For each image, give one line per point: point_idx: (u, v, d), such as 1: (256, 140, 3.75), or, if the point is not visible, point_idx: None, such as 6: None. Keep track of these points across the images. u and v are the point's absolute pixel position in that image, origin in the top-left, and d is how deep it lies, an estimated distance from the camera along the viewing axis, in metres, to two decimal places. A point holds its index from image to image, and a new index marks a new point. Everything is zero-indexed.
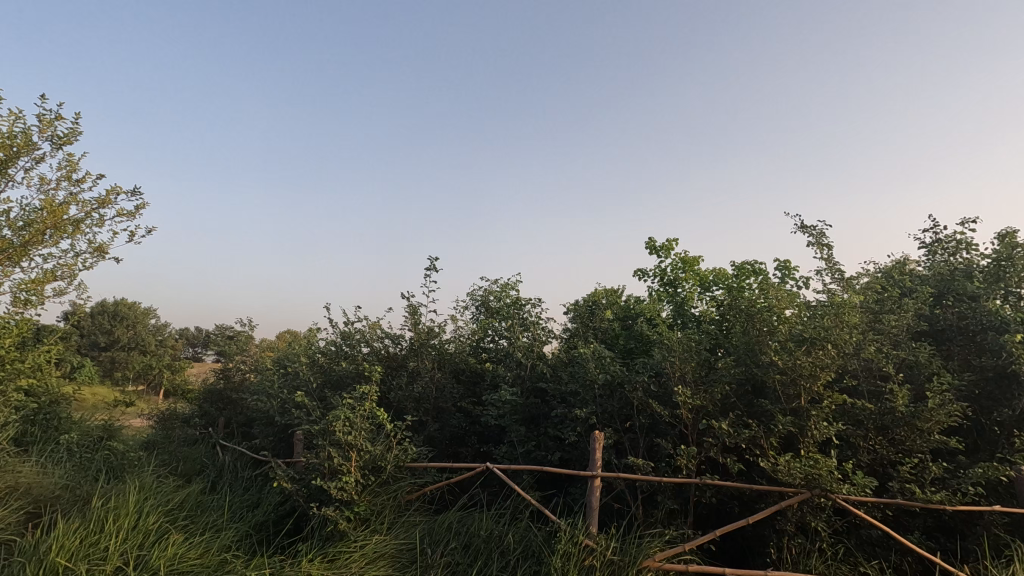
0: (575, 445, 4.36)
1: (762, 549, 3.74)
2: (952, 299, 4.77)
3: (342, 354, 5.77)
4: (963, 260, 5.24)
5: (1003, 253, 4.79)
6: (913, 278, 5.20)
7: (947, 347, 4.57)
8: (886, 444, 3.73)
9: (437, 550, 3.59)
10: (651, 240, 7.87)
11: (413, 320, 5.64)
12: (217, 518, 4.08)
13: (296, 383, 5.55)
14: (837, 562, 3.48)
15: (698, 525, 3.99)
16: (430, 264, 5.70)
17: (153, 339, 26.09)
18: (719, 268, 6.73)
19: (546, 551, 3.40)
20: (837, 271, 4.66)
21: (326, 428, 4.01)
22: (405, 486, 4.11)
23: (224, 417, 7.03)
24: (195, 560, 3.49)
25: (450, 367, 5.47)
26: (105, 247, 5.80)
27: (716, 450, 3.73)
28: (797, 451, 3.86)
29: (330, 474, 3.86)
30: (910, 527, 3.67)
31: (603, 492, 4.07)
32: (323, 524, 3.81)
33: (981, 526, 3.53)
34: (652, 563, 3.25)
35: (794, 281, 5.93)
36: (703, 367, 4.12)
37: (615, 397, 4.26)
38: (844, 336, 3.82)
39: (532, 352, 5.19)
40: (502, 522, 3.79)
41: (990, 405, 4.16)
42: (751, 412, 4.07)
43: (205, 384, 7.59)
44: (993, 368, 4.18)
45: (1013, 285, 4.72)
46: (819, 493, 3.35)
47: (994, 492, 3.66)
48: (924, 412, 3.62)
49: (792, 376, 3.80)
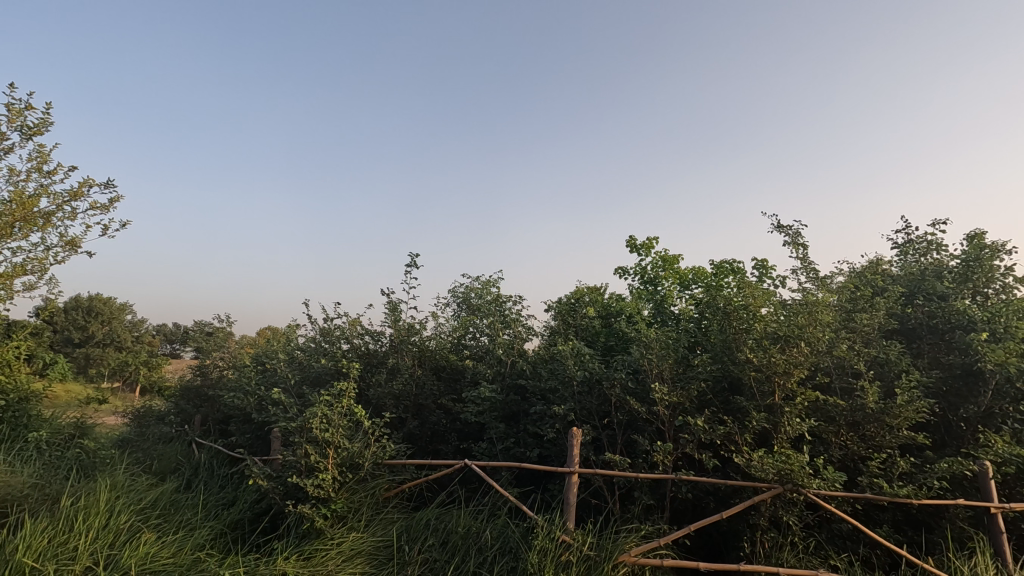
0: (554, 441, 4.37)
1: (736, 544, 3.80)
2: (923, 298, 4.90)
3: (322, 351, 5.72)
4: (934, 260, 5.39)
5: (972, 254, 4.92)
6: (886, 278, 5.31)
7: (917, 345, 4.69)
8: (857, 440, 3.82)
9: (415, 547, 3.59)
10: (631, 239, 7.96)
11: (394, 317, 5.61)
12: (191, 517, 4.02)
13: (273, 380, 5.49)
14: (808, 555, 3.55)
15: (674, 521, 4.05)
16: (411, 260, 5.66)
17: (130, 335, 25.57)
18: (698, 266, 6.81)
19: (523, 547, 3.41)
20: (813, 271, 4.73)
21: (303, 425, 3.96)
22: (384, 483, 4.09)
23: (201, 415, 6.92)
24: (168, 560, 3.44)
25: (430, 364, 5.45)
26: (78, 241, 5.67)
27: (692, 446, 3.78)
28: (771, 446, 3.93)
29: (307, 472, 3.82)
30: (879, 521, 3.76)
31: (581, 487, 4.09)
32: (299, 522, 3.77)
33: (947, 519, 3.63)
34: (627, 558, 3.29)
35: (771, 280, 6.03)
36: (681, 364, 4.17)
37: (594, 394, 4.28)
38: (818, 334, 3.89)
39: (512, 349, 5.20)
40: (480, 519, 3.80)
41: (957, 401, 4.27)
42: (727, 409, 4.13)
43: (182, 381, 7.47)
44: (960, 366, 4.29)
45: (981, 285, 4.86)
46: (791, 488, 3.41)
47: (959, 486, 3.77)
48: (893, 408, 3.71)
49: (767, 372, 3.87)
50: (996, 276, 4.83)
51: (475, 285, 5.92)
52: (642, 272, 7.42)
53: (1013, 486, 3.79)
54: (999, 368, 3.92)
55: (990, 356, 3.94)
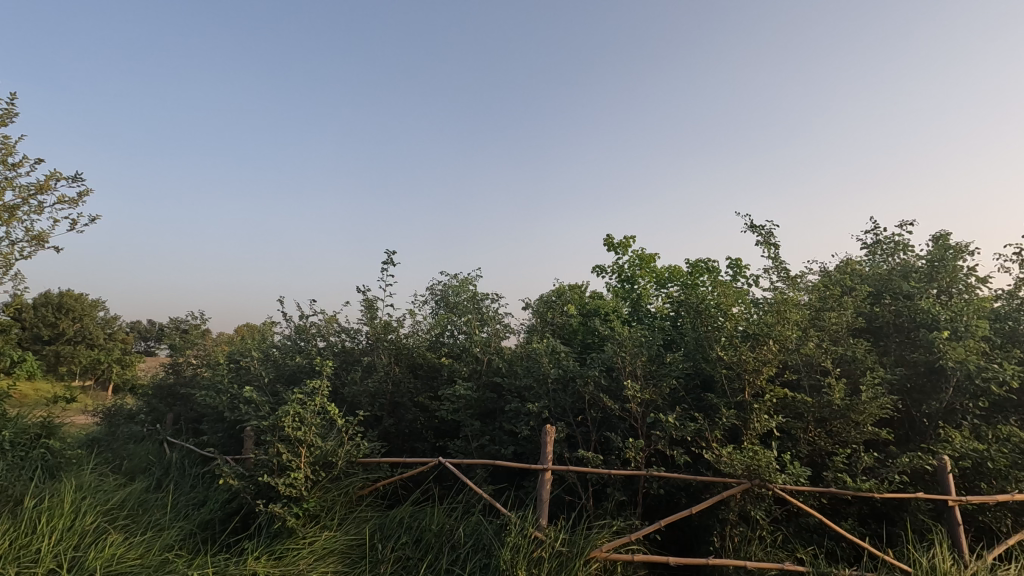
0: (529, 438, 4.40)
1: (705, 538, 3.87)
2: (889, 297, 5.02)
3: (297, 349, 5.77)
4: (901, 260, 5.53)
5: (937, 254, 5.06)
6: (856, 277, 5.42)
7: (884, 343, 4.80)
8: (824, 436, 3.92)
9: (388, 545, 3.58)
10: (608, 238, 8.05)
11: (370, 314, 5.58)
12: (160, 517, 3.96)
13: (247, 378, 5.41)
14: (775, 549, 3.63)
15: (646, 516, 4.11)
16: (387, 258, 5.64)
17: (103, 332, 24.95)
18: (674, 265, 6.89)
19: (496, 544, 3.42)
20: (784, 270, 4.82)
21: (275, 424, 3.92)
22: (357, 481, 4.06)
23: (173, 413, 6.79)
24: (135, 560, 3.38)
25: (406, 362, 5.42)
26: (45, 236, 5.52)
27: (663, 442, 3.84)
28: (741, 442, 4.00)
29: (279, 470, 3.78)
30: (844, 515, 3.86)
31: (555, 484, 4.13)
32: (270, 521, 3.73)
33: (908, 511, 3.75)
34: (599, 554, 3.33)
35: (744, 279, 6.14)
36: (654, 362, 4.22)
37: (568, 391, 4.30)
38: (786, 332, 3.98)
39: (489, 347, 5.18)
40: (454, 516, 3.80)
41: (921, 398, 4.39)
42: (699, 406, 4.19)
43: (154, 378, 7.33)
44: (924, 363, 4.39)
45: (944, 285, 5.00)
46: (758, 484, 3.48)
47: (920, 480, 3.90)
48: (858, 405, 3.82)
49: (737, 370, 3.96)
50: (960, 276, 4.98)
51: (453, 283, 5.92)
52: (619, 271, 7.52)
53: (971, 479, 3.92)
54: (959, 366, 4.04)
55: (951, 353, 4.05)
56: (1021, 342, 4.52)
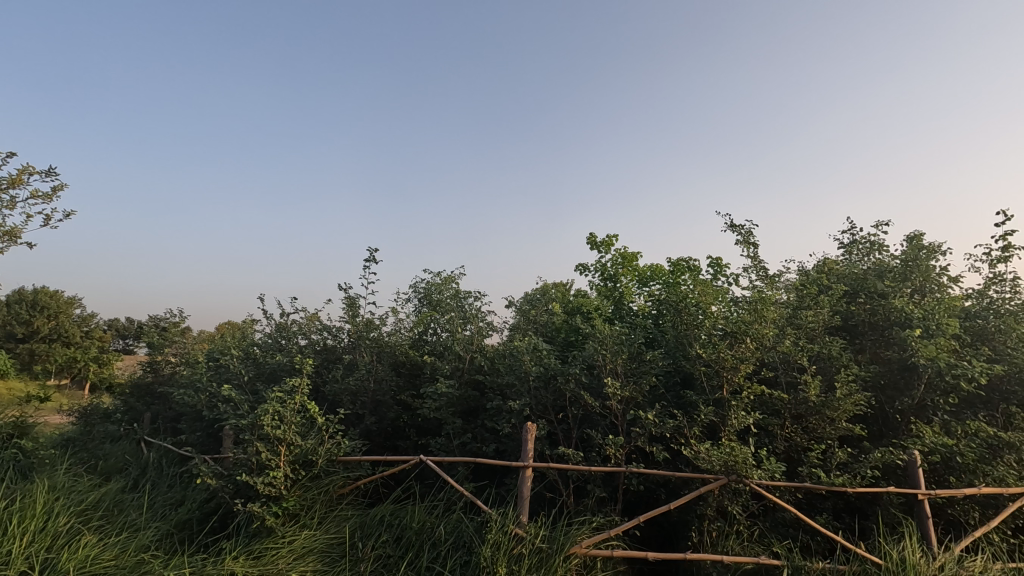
0: (510, 436, 4.41)
1: (684, 533, 3.92)
2: (865, 296, 5.11)
3: (277, 347, 5.72)
4: (876, 260, 5.63)
5: (911, 255, 5.17)
6: (832, 276, 5.51)
7: (859, 341, 4.88)
8: (800, 432, 4.00)
9: (368, 543, 3.58)
10: (591, 236, 8.12)
11: (351, 312, 5.55)
12: (136, 517, 3.90)
13: (226, 377, 5.34)
14: (752, 543, 3.68)
15: (626, 512, 4.16)
16: (369, 256, 5.63)
17: (79, 330, 24.42)
18: (656, 264, 6.96)
19: (476, 541, 3.43)
20: (763, 269, 4.90)
21: (253, 423, 3.88)
22: (338, 480, 4.03)
23: (150, 412, 6.69)
24: (110, 561, 3.34)
25: (388, 359, 5.39)
26: (18, 232, 5.40)
27: (643, 439, 3.89)
28: (720, 439, 4.05)
29: (258, 469, 3.75)
30: (819, 509, 3.94)
31: (536, 481, 4.15)
32: (249, 521, 3.71)
33: (880, 505, 3.84)
34: (578, 550, 3.36)
35: (725, 278, 6.21)
36: (634, 359, 4.27)
37: (549, 389, 4.31)
38: (762, 330, 4.07)
39: (471, 345, 5.17)
40: (435, 513, 3.80)
41: (893, 394, 4.49)
42: (678, 403, 4.25)
43: (132, 377, 7.20)
44: (897, 361, 4.48)
45: (918, 285, 5.10)
46: (735, 479, 3.54)
47: (892, 475, 4.00)
48: (833, 402, 3.89)
49: (716, 367, 4.02)
50: (932, 276, 5.09)
51: (436, 281, 5.90)
52: (601, 270, 7.58)
53: (941, 473, 4.02)
54: (930, 363, 4.14)
55: (922, 351, 4.15)
56: (989, 340, 4.65)
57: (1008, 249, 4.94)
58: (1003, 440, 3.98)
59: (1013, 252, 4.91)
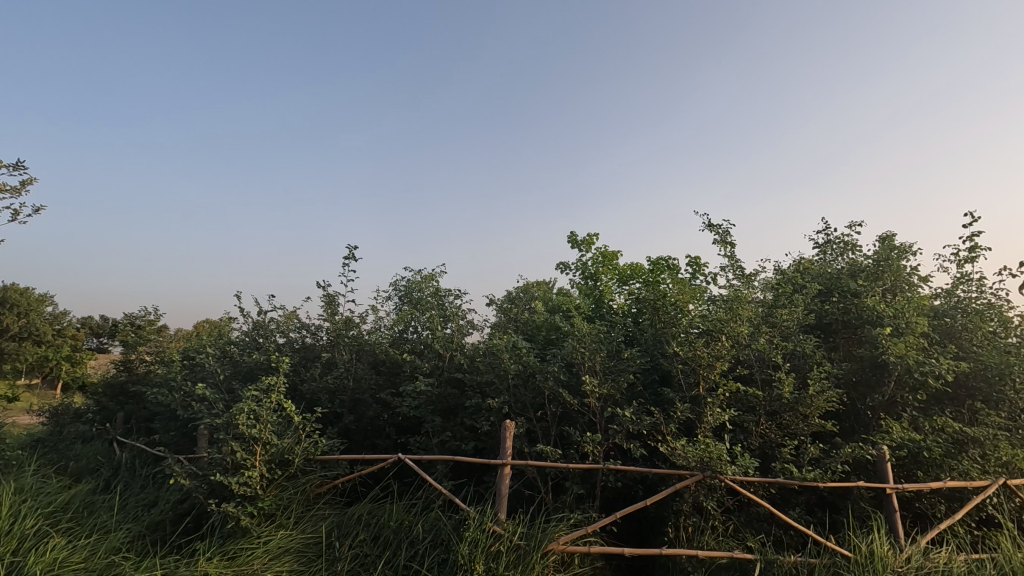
0: (490, 434, 4.42)
1: (661, 528, 3.97)
2: (838, 295, 5.21)
3: (255, 345, 5.64)
4: (849, 260, 5.75)
5: (883, 254, 5.28)
6: (807, 276, 5.61)
7: (833, 339, 4.98)
8: (774, 428, 4.07)
9: (345, 542, 3.56)
10: (572, 235, 8.17)
11: (330, 310, 5.51)
12: (107, 519, 3.83)
13: (201, 376, 5.26)
14: (727, 538, 3.74)
15: (604, 508, 4.20)
16: (349, 253, 5.56)
17: (50, 328, 23.76)
18: (636, 263, 7.02)
19: (454, 539, 3.42)
20: (739, 268, 4.98)
21: (228, 422, 3.82)
22: (315, 479, 4.00)
23: (124, 412, 6.55)
24: (79, 564, 3.28)
25: (368, 358, 5.37)
26: None
27: (620, 436, 3.92)
28: (696, 435, 4.11)
29: (233, 469, 3.69)
30: (792, 504, 4.02)
31: (515, 478, 4.17)
32: (224, 521, 3.66)
33: (850, 500, 3.94)
34: (556, 547, 3.39)
35: (703, 277, 6.29)
36: (612, 357, 4.31)
37: (528, 387, 4.33)
38: (738, 328, 4.15)
39: (451, 343, 5.14)
40: (413, 512, 3.78)
41: (865, 391, 4.59)
42: (656, 401, 4.29)
43: (105, 375, 7.03)
44: (869, 359, 4.57)
45: (889, 284, 5.22)
46: (711, 475, 3.59)
47: (862, 470, 4.11)
48: (806, 399, 3.97)
49: (693, 365, 4.08)
50: (903, 275, 5.21)
51: (416, 279, 5.88)
52: (582, 268, 7.62)
53: (909, 468, 4.15)
54: (900, 361, 4.24)
55: (892, 349, 4.25)
56: (957, 338, 4.78)
57: (975, 250, 5.08)
58: (968, 435, 4.09)
59: (980, 253, 5.05)
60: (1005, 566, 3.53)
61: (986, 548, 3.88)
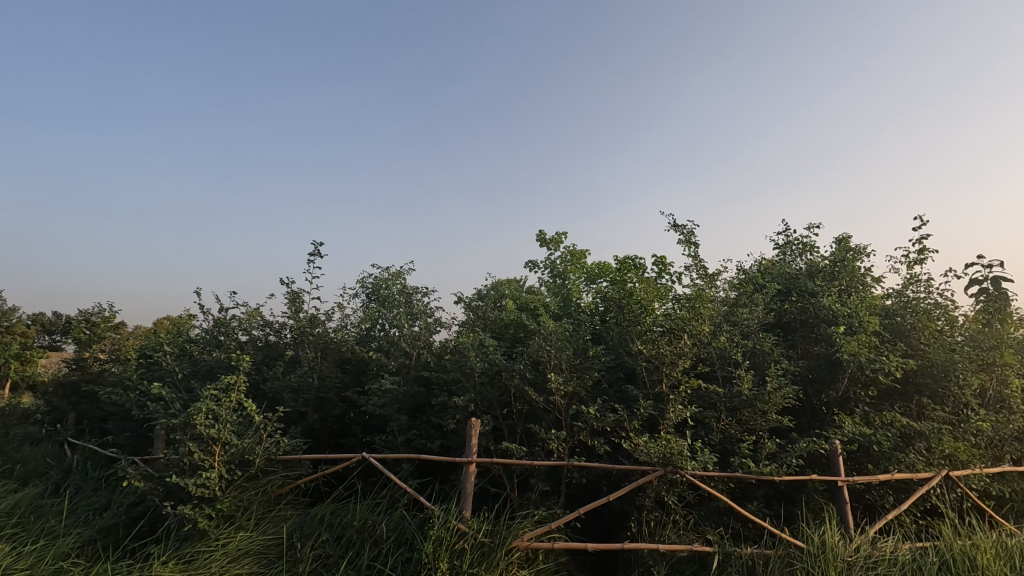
0: (456, 432, 4.41)
1: (624, 523, 4.05)
2: (796, 295, 5.37)
3: (216, 343, 5.51)
4: (807, 261, 5.94)
5: (839, 256, 5.48)
6: (767, 275, 5.78)
7: (791, 337, 5.13)
8: (734, 424, 4.17)
9: (307, 543, 3.51)
10: (541, 233, 8.24)
11: (294, 307, 5.42)
12: (56, 523, 3.69)
13: (159, 375, 5.10)
14: (688, 531, 3.83)
15: (569, 504, 4.24)
16: (313, 250, 5.50)
17: None
18: (603, 262, 7.12)
19: (418, 538, 3.41)
20: (702, 268, 5.10)
21: (186, 422, 3.71)
22: (277, 479, 3.92)
23: (76, 412, 6.29)
24: (24, 571, 3.15)
25: (334, 356, 5.31)
26: None
27: (585, 433, 3.97)
28: (659, 432, 4.19)
29: (190, 471, 3.60)
30: (751, 497, 4.14)
31: (480, 476, 4.18)
32: (180, 524, 3.56)
33: (805, 492, 4.08)
34: (520, 543, 3.41)
35: (668, 276, 6.40)
36: (578, 355, 4.35)
37: (494, 385, 4.32)
38: (699, 326, 4.25)
39: (417, 341, 5.12)
40: (377, 511, 3.74)
41: (820, 387, 4.74)
42: (620, 398, 4.36)
43: (56, 375, 6.74)
44: (825, 356, 4.72)
45: (844, 284, 5.40)
46: (672, 470, 3.67)
47: (816, 463, 4.26)
48: (764, 395, 4.08)
49: (656, 362, 4.16)
50: (857, 275, 5.41)
51: (384, 276, 5.91)
52: (550, 266, 7.69)
53: (860, 461, 4.32)
54: (853, 358, 4.40)
55: (846, 347, 4.41)
56: (906, 336, 4.99)
57: (924, 251, 5.31)
58: (915, 429, 4.28)
59: (928, 254, 5.29)
60: (946, 554, 3.71)
61: (929, 536, 4.08)
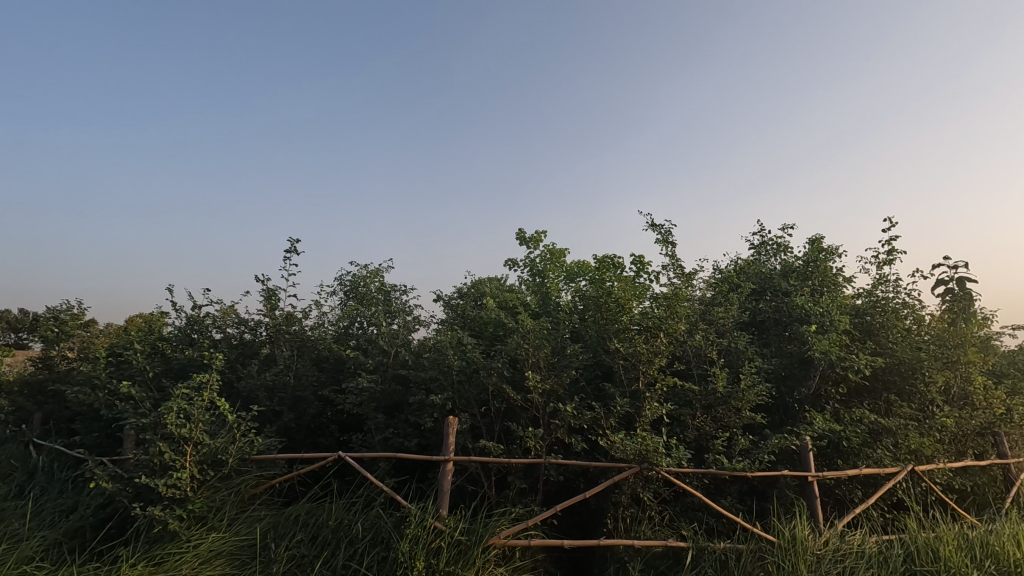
0: (434, 431, 4.40)
1: (600, 520, 4.08)
2: (770, 294, 5.48)
3: (189, 341, 5.41)
4: (782, 261, 6.05)
5: (811, 256, 5.59)
6: (742, 275, 5.87)
7: (765, 336, 5.22)
8: (709, 421, 4.23)
9: (281, 543, 3.47)
10: (521, 232, 8.25)
11: (270, 305, 5.33)
12: (19, 527, 3.58)
13: (129, 374, 4.98)
14: (663, 527, 3.87)
15: (547, 501, 4.27)
16: (290, 247, 5.43)
17: None
18: (582, 260, 7.15)
19: (394, 537, 3.39)
20: (679, 267, 5.16)
21: (156, 422, 3.62)
22: (250, 480, 3.85)
23: (42, 412, 6.11)
24: None
25: (310, 354, 5.25)
26: None
27: (562, 431, 4.00)
28: (635, 429, 4.23)
29: (161, 471, 3.52)
30: (724, 493, 4.20)
31: (458, 474, 4.17)
32: (150, 525, 3.49)
33: (778, 488, 4.17)
34: (496, 541, 3.41)
35: (646, 275, 6.47)
36: (556, 353, 4.37)
37: (472, 383, 4.31)
38: (675, 325, 4.30)
39: (396, 340, 5.12)
40: (353, 510, 3.70)
41: (793, 384, 4.84)
42: (597, 396, 4.39)
43: (21, 374, 6.54)
44: (797, 354, 4.82)
45: (817, 284, 5.52)
46: (647, 467, 3.71)
47: (788, 460, 4.38)
48: (737, 393, 4.16)
49: (633, 361, 4.20)
50: (829, 275, 5.53)
51: (362, 274, 5.92)
52: (530, 265, 7.70)
53: (830, 456, 4.42)
54: (824, 356, 4.50)
55: (818, 345, 4.51)
56: (875, 335, 5.11)
57: (893, 252, 5.45)
58: (883, 426, 4.40)
59: (896, 256, 5.43)
60: (911, 546, 3.82)
61: (895, 529, 4.19)
